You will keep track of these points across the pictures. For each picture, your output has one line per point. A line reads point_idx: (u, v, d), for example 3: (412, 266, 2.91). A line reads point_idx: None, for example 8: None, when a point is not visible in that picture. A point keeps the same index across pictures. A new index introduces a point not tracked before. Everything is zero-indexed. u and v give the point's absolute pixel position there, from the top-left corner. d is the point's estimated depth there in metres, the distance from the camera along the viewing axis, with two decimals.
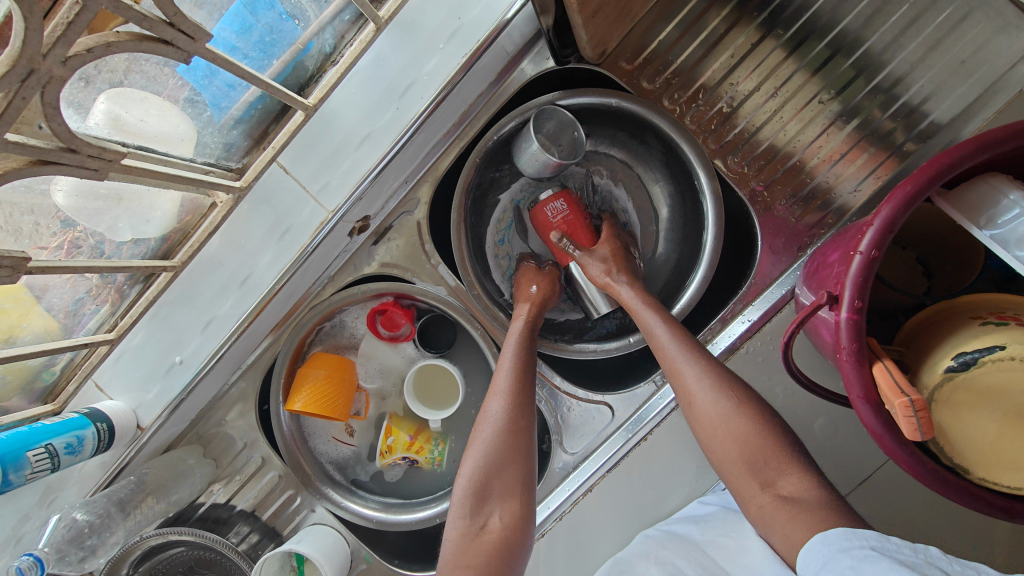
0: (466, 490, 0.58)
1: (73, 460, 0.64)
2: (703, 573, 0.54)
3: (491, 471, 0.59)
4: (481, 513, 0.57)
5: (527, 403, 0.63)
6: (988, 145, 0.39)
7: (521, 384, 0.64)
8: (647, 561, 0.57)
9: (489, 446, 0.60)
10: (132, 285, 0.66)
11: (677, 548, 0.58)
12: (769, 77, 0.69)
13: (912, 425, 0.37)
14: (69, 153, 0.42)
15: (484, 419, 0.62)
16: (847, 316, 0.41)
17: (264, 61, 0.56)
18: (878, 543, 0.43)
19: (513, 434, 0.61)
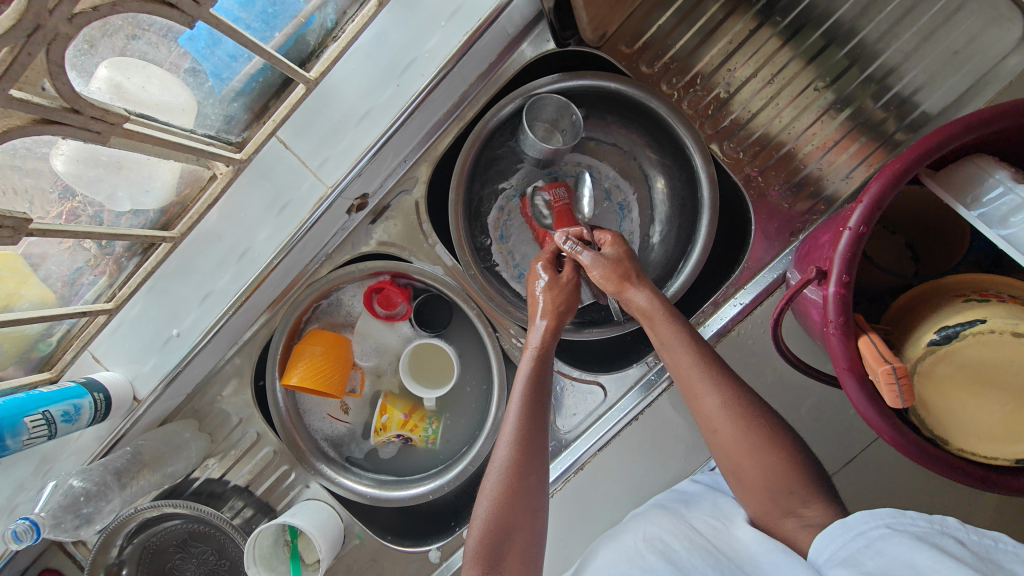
0: (478, 545, 0.54)
1: (70, 428, 0.64)
2: (690, 546, 0.53)
3: (502, 524, 0.54)
4: (495, 571, 0.53)
5: (536, 449, 0.58)
6: (975, 125, 0.40)
7: (530, 429, 0.58)
8: (634, 535, 0.57)
9: (498, 498, 0.55)
10: (130, 257, 0.66)
11: (662, 518, 0.57)
12: (765, 65, 0.70)
13: (893, 392, 0.39)
14: (73, 114, 0.43)
15: (492, 469, 0.57)
16: (835, 290, 0.42)
17: (266, 32, 0.56)
18: (893, 520, 0.45)
19: (521, 483, 0.56)
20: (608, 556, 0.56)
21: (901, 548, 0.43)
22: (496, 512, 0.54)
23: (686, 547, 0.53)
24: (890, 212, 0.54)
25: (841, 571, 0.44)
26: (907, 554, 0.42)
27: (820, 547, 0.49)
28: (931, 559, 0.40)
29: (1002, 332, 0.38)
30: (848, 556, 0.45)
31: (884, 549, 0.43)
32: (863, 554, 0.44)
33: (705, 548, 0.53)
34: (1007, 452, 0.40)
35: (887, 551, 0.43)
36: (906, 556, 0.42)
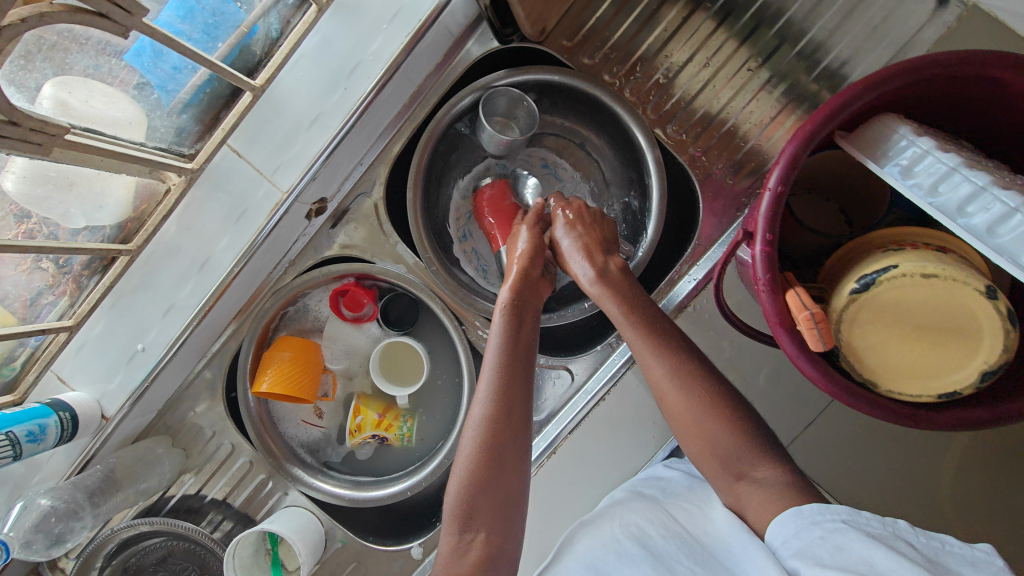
0: (455, 507, 0.54)
1: (36, 448, 0.64)
2: (665, 534, 0.54)
3: (478, 484, 0.55)
4: (470, 529, 0.53)
5: (509, 399, 0.59)
6: (874, 85, 0.42)
7: (505, 381, 0.60)
8: (611, 521, 0.58)
9: (472, 457, 0.56)
10: (90, 275, 0.66)
11: (639, 507, 0.59)
12: (700, 49, 0.73)
13: (814, 336, 0.42)
14: (11, 126, 0.45)
15: (470, 424, 0.58)
16: (761, 249, 0.44)
17: (209, 43, 0.58)
18: (851, 517, 0.46)
19: (496, 437, 0.57)
20: (585, 542, 0.57)
21: (856, 544, 0.44)
22: (471, 469, 0.55)
23: (661, 534, 0.54)
24: (823, 180, 0.57)
25: (798, 563, 0.45)
26: (863, 552, 0.43)
27: (774, 532, 0.50)
28: (886, 559, 0.41)
29: (914, 275, 0.41)
30: (804, 548, 0.46)
31: (840, 544, 0.44)
32: (818, 546, 0.45)
33: (680, 536, 0.54)
34: (930, 389, 0.42)
35: (843, 548, 0.44)
36: (863, 552, 0.43)
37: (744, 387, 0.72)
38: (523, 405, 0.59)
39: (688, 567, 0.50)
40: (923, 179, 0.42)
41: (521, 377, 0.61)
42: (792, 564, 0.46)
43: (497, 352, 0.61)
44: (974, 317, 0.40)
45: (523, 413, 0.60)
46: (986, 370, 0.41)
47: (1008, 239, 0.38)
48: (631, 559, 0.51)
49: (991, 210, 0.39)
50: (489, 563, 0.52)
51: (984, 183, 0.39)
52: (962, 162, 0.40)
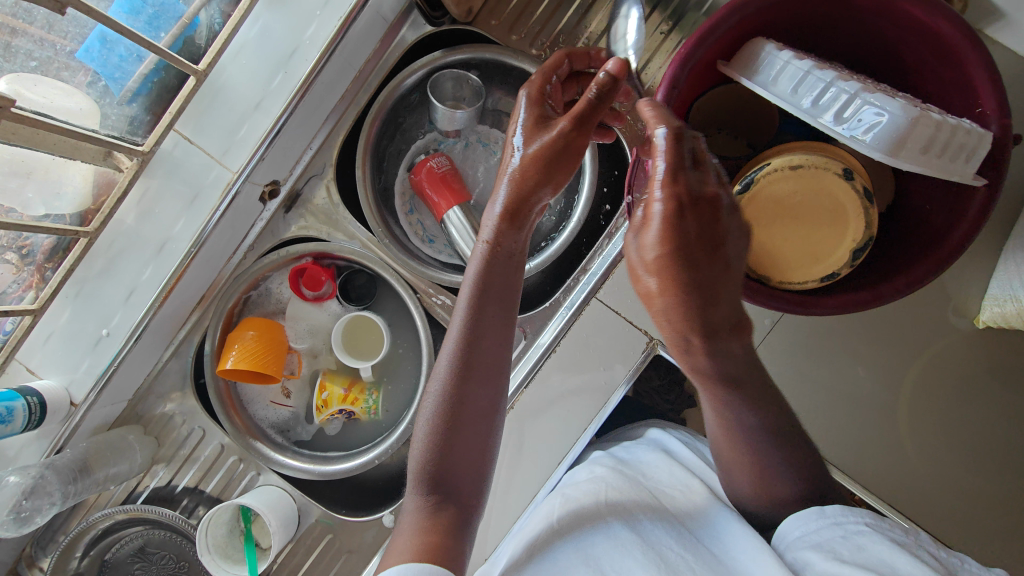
0: (421, 469, 0.53)
1: (4, 430, 0.66)
2: (653, 517, 0.55)
3: (443, 439, 0.53)
4: (436, 493, 0.52)
5: (478, 366, 0.55)
6: (736, 9, 0.48)
7: (475, 332, 0.56)
8: (598, 503, 0.59)
9: (437, 414, 0.54)
10: (53, 264, 0.70)
11: (625, 488, 0.60)
12: (616, 18, 0.79)
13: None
14: None
15: (435, 379, 0.56)
16: (652, 163, 0.48)
17: (153, 33, 0.63)
18: (873, 521, 0.45)
19: (462, 393, 0.54)
20: (571, 520, 0.58)
21: (879, 547, 0.42)
22: (437, 425, 0.54)
23: (650, 518, 0.55)
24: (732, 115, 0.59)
25: (812, 557, 0.44)
26: (885, 555, 0.41)
27: (790, 526, 0.48)
28: (908, 563, 0.40)
29: (784, 170, 0.45)
30: (823, 543, 0.45)
31: (862, 544, 0.43)
32: (838, 544, 0.44)
33: (670, 521, 0.54)
34: (813, 276, 0.47)
35: (866, 548, 0.42)
36: (884, 555, 0.41)
37: None
38: (493, 359, 0.56)
39: (677, 551, 0.50)
40: (785, 85, 0.46)
41: (496, 317, 0.57)
42: (807, 559, 0.44)
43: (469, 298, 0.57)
44: (839, 202, 0.45)
45: (494, 379, 0.56)
46: (857, 250, 0.45)
47: (855, 122, 0.42)
48: (618, 541, 0.52)
49: (838, 100, 0.43)
50: (456, 522, 0.51)
51: (831, 78, 0.43)
52: (813, 65, 0.45)
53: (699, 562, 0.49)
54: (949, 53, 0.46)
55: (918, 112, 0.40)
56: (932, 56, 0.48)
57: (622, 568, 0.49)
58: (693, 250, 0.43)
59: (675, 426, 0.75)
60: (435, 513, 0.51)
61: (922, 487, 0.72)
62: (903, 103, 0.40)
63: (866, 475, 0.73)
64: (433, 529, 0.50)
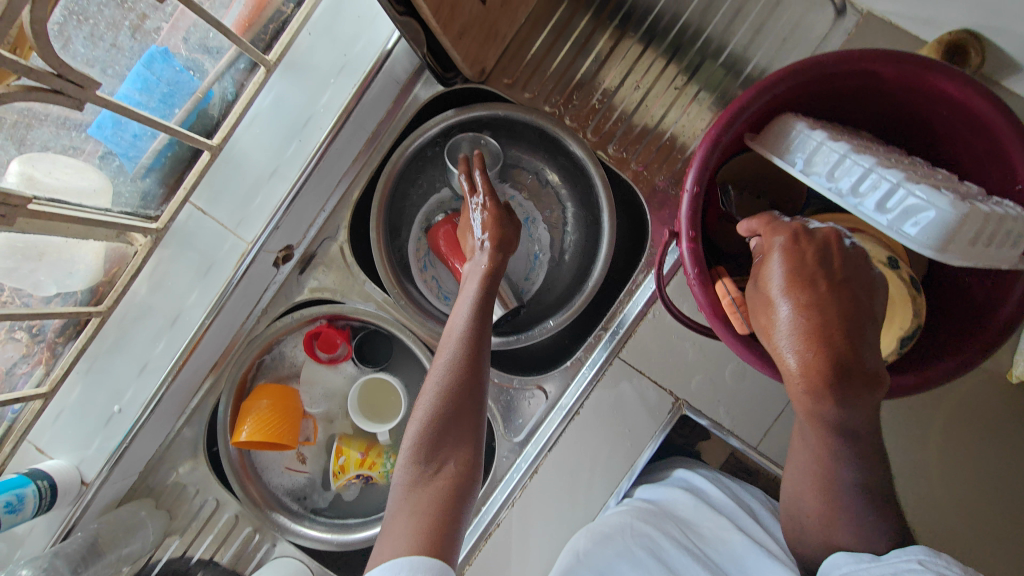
0: (421, 437, 0.59)
1: (13, 519, 0.64)
2: (677, 545, 0.63)
3: (447, 412, 0.60)
4: (435, 461, 0.58)
5: (476, 349, 0.63)
6: (766, 89, 0.47)
7: (477, 328, 0.65)
8: (624, 533, 0.65)
9: (443, 390, 0.61)
10: (65, 341, 0.68)
11: (648, 518, 0.66)
12: (630, 71, 0.78)
13: (739, 321, 0.45)
14: None
15: (439, 365, 0.63)
16: (687, 245, 0.47)
17: (167, 110, 0.62)
18: (926, 559, 0.44)
19: (466, 375, 0.62)
20: (600, 549, 0.64)
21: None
22: (442, 401, 0.60)
23: (674, 546, 0.63)
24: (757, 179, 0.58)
25: None
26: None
27: (840, 562, 0.48)
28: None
29: None
30: None
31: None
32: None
33: (691, 549, 0.62)
34: None
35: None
36: None
37: (710, 386, 0.74)
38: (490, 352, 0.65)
39: None
40: (821, 168, 0.45)
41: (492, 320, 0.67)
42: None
43: (472, 302, 0.67)
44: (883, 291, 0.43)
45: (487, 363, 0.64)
46: (903, 337, 0.43)
47: (897, 212, 0.40)
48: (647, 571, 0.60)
49: (879, 188, 0.41)
50: (451, 493, 0.56)
51: (870, 164, 0.42)
52: (851, 148, 0.44)
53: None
54: (982, 129, 0.46)
55: (968, 207, 0.38)
56: (967, 129, 0.47)
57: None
58: (821, 274, 0.39)
59: (699, 466, 0.76)
60: (431, 476, 0.57)
61: (965, 546, 0.70)
62: (951, 199, 0.38)
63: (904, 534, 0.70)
64: (428, 494, 0.56)
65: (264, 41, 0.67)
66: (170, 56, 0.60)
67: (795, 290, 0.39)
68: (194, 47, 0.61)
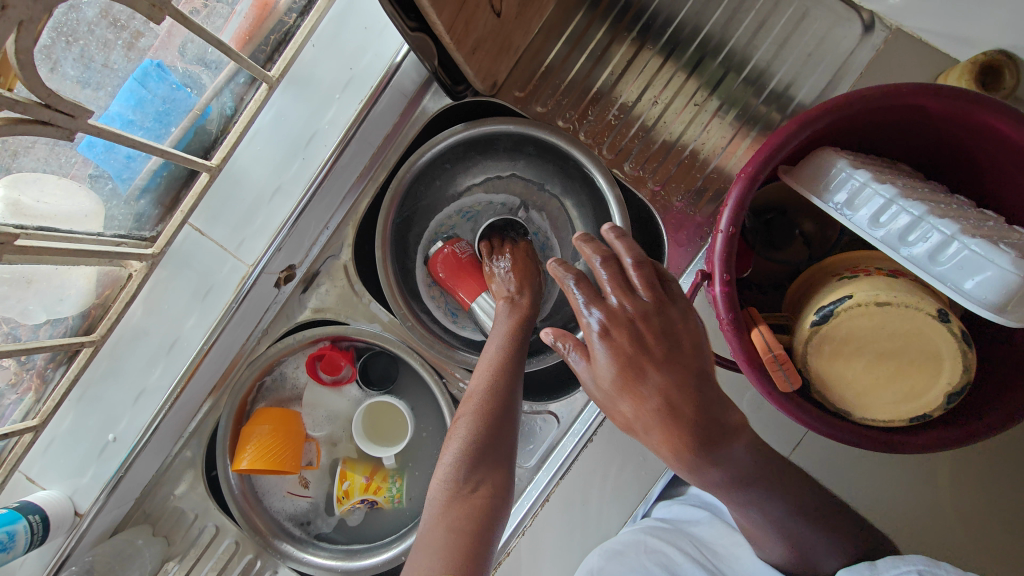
0: (459, 452, 0.56)
1: (3, 558, 0.61)
2: (690, 562, 0.61)
3: (486, 433, 0.57)
4: (473, 477, 0.54)
5: (516, 371, 0.62)
6: (806, 125, 0.44)
7: (513, 353, 0.64)
8: (637, 549, 0.64)
9: (483, 409, 0.58)
10: (55, 368, 0.64)
11: (661, 534, 0.65)
12: (649, 86, 0.75)
13: (781, 377, 0.43)
14: None
15: (477, 383, 0.61)
16: (720, 289, 0.45)
17: (162, 130, 0.58)
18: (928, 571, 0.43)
19: (506, 397, 0.59)
20: (612, 565, 0.63)
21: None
22: (483, 420, 0.57)
23: (685, 562, 0.61)
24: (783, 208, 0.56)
25: None
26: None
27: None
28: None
29: (869, 303, 0.41)
30: None
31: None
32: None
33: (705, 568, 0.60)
34: (899, 414, 0.43)
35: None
36: None
37: None
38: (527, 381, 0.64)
39: None
40: (863, 211, 0.43)
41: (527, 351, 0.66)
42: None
43: (507, 332, 0.67)
44: (935, 346, 0.41)
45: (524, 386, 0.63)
46: (951, 393, 0.41)
47: (950, 267, 0.38)
48: None
49: (929, 239, 0.39)
50: (485, 515, 0.52)
51: (921, 213, 0.40)
52: (898, 193, 0.41)
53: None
54: None
55: None
56: (1016, 169, 0.44)
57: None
58: (647, 360, 0.41)
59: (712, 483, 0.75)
60: (467, 492, 0.53)
61: None
62: (1013, 257, 0.36)
63: None
64: (462, 512, 0.52)
65: (265, 53, 0.63)
66: (165, 71, 0.57)
67: (630, 387, 0.40)
68: (190, 60, 0.57)
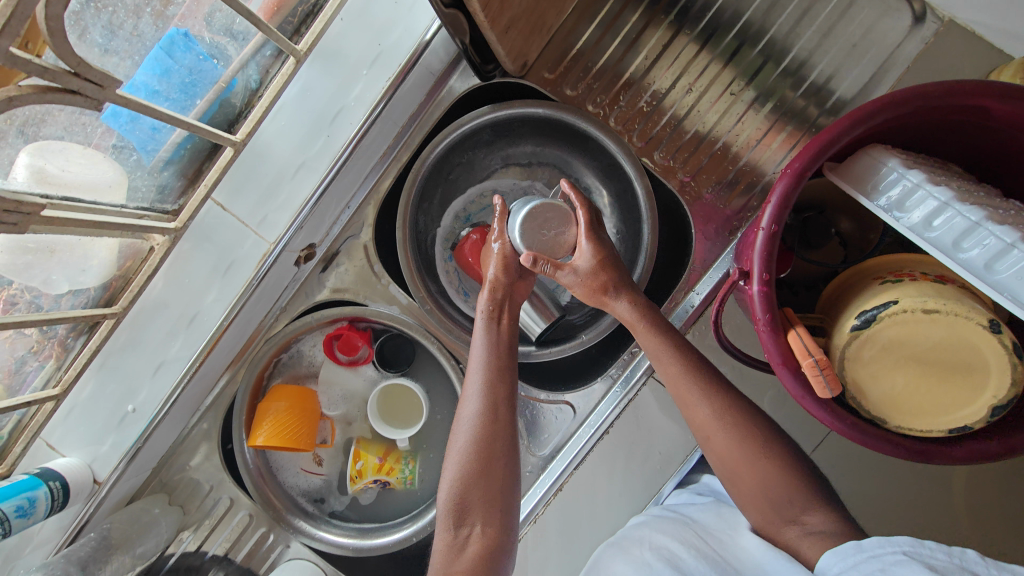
0: (449, 503, 0.58)
1: (25, 522, 0.62)
2: (697, 554, 0.56)
3: (473, 476, 0.59)
4: (464, 524, 0.58)
5: (500, 400, 0.62)
6: (861, 120, 0.42)
7: (494, 380, 0.63)
8: (641, 545, 0.60)
9: (467, 455, 0.59)
10: (76, 337, 0.64)
11: (666, 527, 0.61)
12: (683, 73, 0.73)
13: (820, 383, 0.42)
14: None
15: (460, 422, 0.62)
16: (758, 289, 0.43)
17: (187, 101, 0.57)
18: (911, 550, 0.45)
19: (491, 435, 0.60)
20: (616, 562, 0.60)
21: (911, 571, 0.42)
22: (469, 466, 0.59)
23: (693, 556, 0.56)
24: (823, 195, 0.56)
25: None
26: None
27: (829, 562, 0.49)
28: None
29: (916, 310, 0.40)
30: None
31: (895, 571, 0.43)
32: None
33: (711, 557, 0.55)
34: (938, 424, 0.41)
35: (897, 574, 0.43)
36: None
37: None
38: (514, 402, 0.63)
39: None
40: (915, 213, 0.41)
41: (509, 371, 0.64)
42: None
43: (485, 353, 0.64)
44: (983, 356, 0.39)
45: (509, 412, 0.62)
46: (996, 406, 0.40)
47: (1009, 276, 0.37)
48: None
49: (987, 247, 0.37)
50: (486, 555, 0.56)
51: (978, 218, 0.38)
52: (954, 196, 0.39)
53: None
54: None
55: None
56: None
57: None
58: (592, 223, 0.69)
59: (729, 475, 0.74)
60: (463, 539, 0.57)
61: None
62: None
63: None
64: (462, 564, 0.55)
65: (292, 25, 0.61)
66: (192, 40, 0.55)
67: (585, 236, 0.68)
68: (217, 30, 0.56)
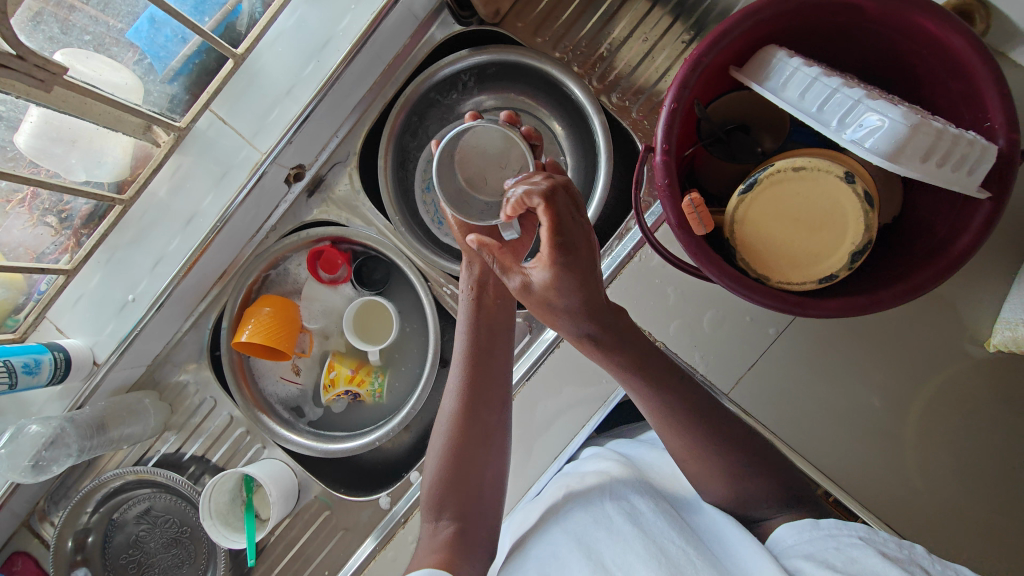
0: (429, 493, 0.62)
1: (30, 381, 0.70)
2: (650, 498, 0.61)
3: (448, 462, 0.64)
4: (440, 517, 0.61)
5: (481, 389, 0.67)
6: (749, 15, 0.48)
7: (470, 364, 0.69)
8: (602, 495, 0.62)
9: (443, 450, 0.64)
10: (88, 229, 0.74)
11: (631, 483, 0.64)
12: (638, 26, 0.80)
13: (697, 221, 0.50)
14: (18, 60, 0.54)
15: (440, 420, 0.67)
16: (660, 158, 0.49)
17: (199, 16, 0.67)
18: (867, 536, 0.47)
19: (467, 424, 0.65)
20: (574, 507, 0.63)
21: (869, 559, 0.44)
22: (444, 463, 0.64)
23: (652, 510, 0.59)
24: (740, 109, 0.60)
25: (803, 563, 0.47)
26: (875, 567, 0.43)
27: (785, 534, 0.52)
28: None
29: (786, 170, 0.46)
30: (815, 552, 0.48)
31: (855, 557, 0.45)
32: (831, 554, 0.47)
33: (672, 517, 0.58)
34: (809, 275, 0.47)
35: (857, 560, 0.44)
36: (873, 566, 0.43)
37: (686, 331, 0.76)
38: (489, 398, 0.67)
39: (678, 546, 0.53)
40: (793, 92, 0.47)
41: (482, 362, 0.69)
42: (798, 565, 0.47)
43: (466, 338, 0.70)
44: (842, 208, 0.46)
45: (490, 398, 0.67)
46: (855, 252, 0.46)
47: (857, 127, 0.43)
48: (622, 537, 0.55)
49: (843, 105, 0.44)
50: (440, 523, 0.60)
51: (836, 85, 0.45)
52: (822, 72, 0.46)
53: (702, 561, 0.51)
54: (960, 68, 0.47)
55: (918, 119, 0.41)
56: (943, 69, 0.48)
57: (627, 567, 0.52)
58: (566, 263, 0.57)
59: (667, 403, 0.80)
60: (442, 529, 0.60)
61: (924, 512, 0.70)
62: (904, 111, 0.41)
63: (864, 493, 0.71)
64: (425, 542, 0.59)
65: None
66: None
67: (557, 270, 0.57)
68: None
